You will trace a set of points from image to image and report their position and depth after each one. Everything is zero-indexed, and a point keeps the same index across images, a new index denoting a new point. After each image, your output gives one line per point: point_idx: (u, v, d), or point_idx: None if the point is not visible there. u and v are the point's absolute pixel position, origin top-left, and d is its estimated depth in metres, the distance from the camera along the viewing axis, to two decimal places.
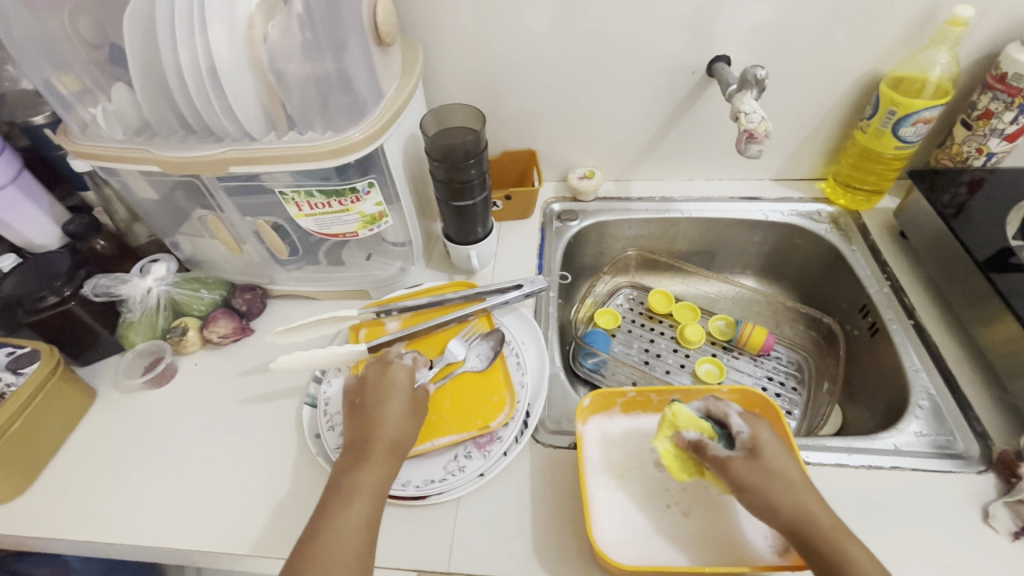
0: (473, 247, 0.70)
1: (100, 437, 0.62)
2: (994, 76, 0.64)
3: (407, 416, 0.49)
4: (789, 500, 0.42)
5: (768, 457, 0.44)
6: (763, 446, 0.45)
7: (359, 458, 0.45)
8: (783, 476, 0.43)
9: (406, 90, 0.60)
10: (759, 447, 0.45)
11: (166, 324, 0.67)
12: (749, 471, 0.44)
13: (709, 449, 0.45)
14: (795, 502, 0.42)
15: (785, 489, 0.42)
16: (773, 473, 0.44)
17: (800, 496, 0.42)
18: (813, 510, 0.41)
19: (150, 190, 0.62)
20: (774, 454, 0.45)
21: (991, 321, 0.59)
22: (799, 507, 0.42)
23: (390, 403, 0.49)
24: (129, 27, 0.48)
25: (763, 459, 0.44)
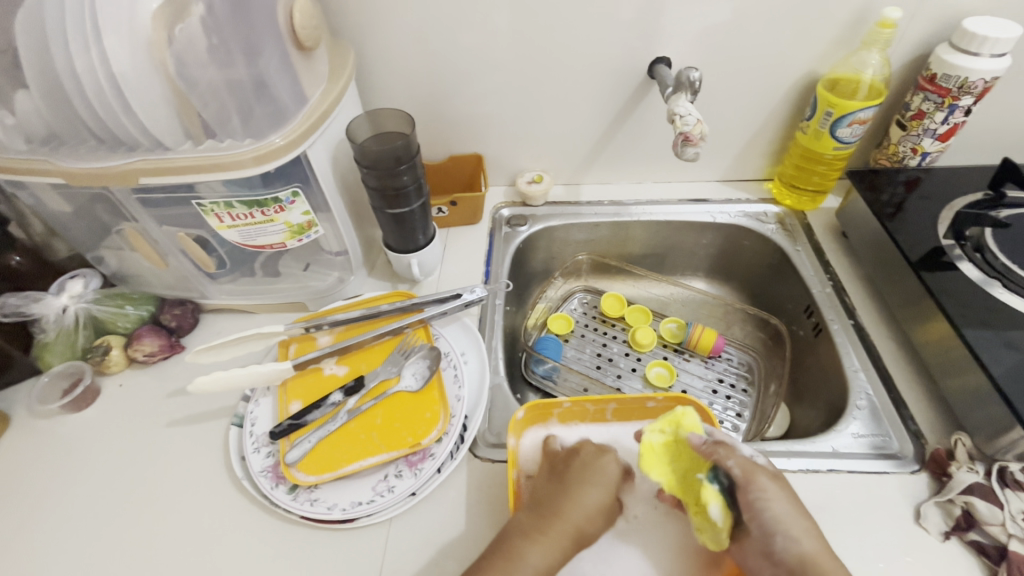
0: (414, 255, 0.68)
1: (13, 467, 0.58)
2: (924, 77, 0.65)
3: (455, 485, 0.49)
4: (787, 547, 0.40)
5: (762, 495, 0.42)
6: (758, 479, 0.42)
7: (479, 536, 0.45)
8: (779, 519, 0.41)
9: (333, 95, 0.58)
10: (756, 481, 0.42)
11: (86, 343, 0.63)
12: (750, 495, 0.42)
13: (727, 454, 0.44)
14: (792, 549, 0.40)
15: (786, 534, 0.40)
16: (769, 517, 0.41)
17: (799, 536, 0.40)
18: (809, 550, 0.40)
19: (63, 203, 0.58)
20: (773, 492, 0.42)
21: (925, 319, 0.59)
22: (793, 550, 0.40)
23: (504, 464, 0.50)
24: (20, 31, 0.45)
25: (759, 492, 0.42)
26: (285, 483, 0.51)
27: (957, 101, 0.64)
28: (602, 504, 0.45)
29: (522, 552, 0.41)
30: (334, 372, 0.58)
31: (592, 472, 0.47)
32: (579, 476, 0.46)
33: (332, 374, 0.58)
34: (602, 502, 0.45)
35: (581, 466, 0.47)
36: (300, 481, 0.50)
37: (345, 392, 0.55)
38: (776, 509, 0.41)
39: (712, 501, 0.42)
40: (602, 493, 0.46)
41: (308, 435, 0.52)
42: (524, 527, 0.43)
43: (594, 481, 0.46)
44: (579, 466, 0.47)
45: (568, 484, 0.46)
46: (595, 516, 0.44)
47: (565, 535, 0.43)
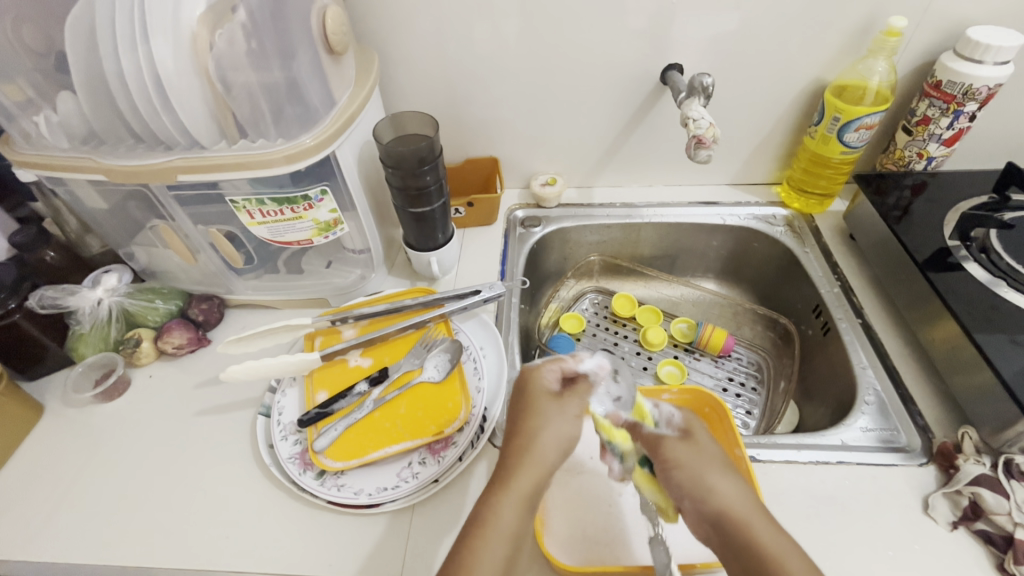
0: (433, 253, 0.70)
1: (48, 454, 0.60)
2: (930, 84, 0.67)
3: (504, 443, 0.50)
4: (700, 492, 0.41)
5: (669, 455, 0.44)
6: (666, 446, 0.45)
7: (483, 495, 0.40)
8: (690, 469, 0.43)
9: (360, 98, 0.61)
10: (666, 447, 0.45)
11: (118, 335, 0.66)
12: (681, 450, 0.44)
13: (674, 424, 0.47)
14: (700, 489, 0.42)
15: (695, 497, 0.41)
16: (680, 478, 0.43)
17: (707, 483, 0.42)
18: (714, 487, 0.41)
19: (100, 200, 0.61)
20: (684, 448, 0.44)
21: (932, 317, 0.61)
22: (709, 496, 0.41)
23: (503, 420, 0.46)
24: (70, 36, 0.48)
25: (669, 460, 0.44)
26: (312, 469, 0.53)
27: (962, 107, 0.66)
28: (551, 426, 0.44)
29: (490, 506, 0.39)
30: (358, 363, 0.61)
31: (532, 403, 0.45)
32: (522, 411, 0.45)
33: (356, 365, 0.60)
34: (548, 425, 0.44)
35: (520, 400, 0.46)
36: (328, 467, 0.52)
37: (371, 383, 0.57)
38: (693, 456, 0.44)
39: (645, 482, 0.47)
40: (547, 413, 0.44)
41: (334, 423, 0.54)
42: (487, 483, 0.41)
43: (534, 406, 0.45)
44: (520, 403, 0.46)
45: (513, 425, 0.45)
46: (547, 442, 0.43)
47: (526, 471, 0.41)
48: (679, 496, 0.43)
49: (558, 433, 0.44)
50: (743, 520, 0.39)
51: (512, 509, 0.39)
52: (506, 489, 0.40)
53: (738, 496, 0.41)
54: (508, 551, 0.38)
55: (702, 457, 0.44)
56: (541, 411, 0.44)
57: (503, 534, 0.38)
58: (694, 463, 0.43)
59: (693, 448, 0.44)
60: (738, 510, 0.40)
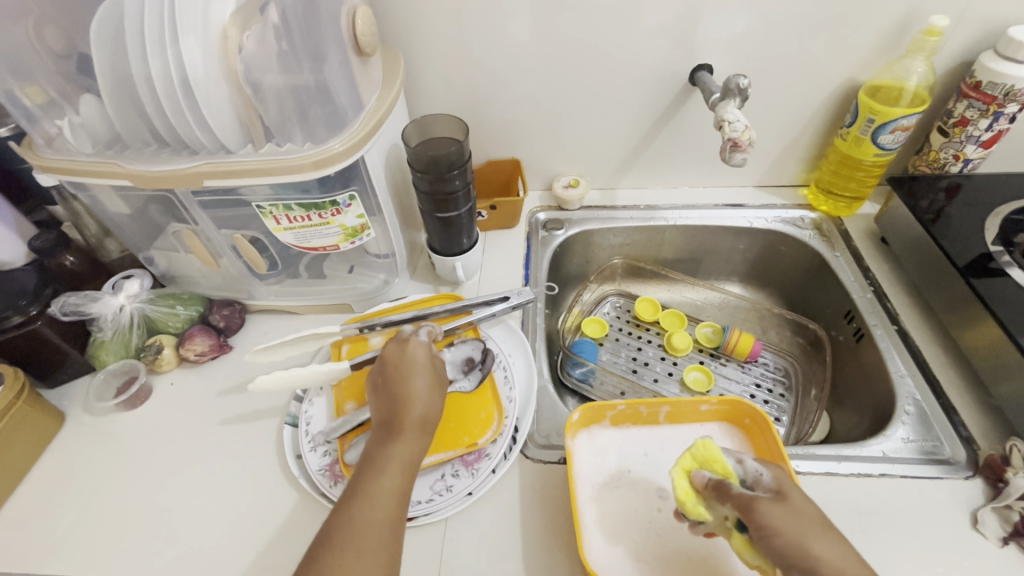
0: (458, 258, 0.69)
1: (70, 463, 0.59)
2: (969, 84, 0.65)
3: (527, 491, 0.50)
4: (807, 563, 0.36)
5: (768, 519, 0.38)
6: (762, 506, 0.39)
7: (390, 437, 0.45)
8: (793, 535, 0.37)
9: (387, 100, 0.59)
10: (758, 509, 0.39)
11: (140, 342, 0.65)
12: (777, 512, 0.39)
13: (759, 483, 0.43)
14: (806, 559, 0.36)
15: (805, 568, 0.36)
16: (783, 546, 0.37)
17: (812, 549, 0.36)
18: (822, 556, 0.36)
19: (122, 205, 0.60)
20: (784, 511, 0.39)
21: (973, 325, 0.59)
22: (816, 565, 0.36)
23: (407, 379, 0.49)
24: (96, 38, 0.46)
25: (766, 527, 0.38)
26: (342, 481, 0.52)
27: (1002, 108, 0.64)
28: (412, 392, 0.48)
29: (382, 455, 0.44)
30: None
31: (404, 366, 0.50)
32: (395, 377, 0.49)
33: None
34: (409, 387, 0.48)
35: (397, 363, 0.50)
36: None
37: None
38: (791, 519, 0.38)
39: (747, 550, 0.39)
40: (414, 381, 0.48)
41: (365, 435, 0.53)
42: (377, 439, 0.46)
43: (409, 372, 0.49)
44: (385, 370, 0.50)
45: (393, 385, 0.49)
46: (415, 400, 0.47)
47: (412, 425, 0.46)
48: (782, 567, 0.37)
49: (423, 393, 0.48)
50: None
51: (404, 456, 0.44)
52: (397, 440, 0.45)
53: (844, 563, 0.36)
54: (397, 490, 0.43)
55: (804, 520, 0.39)
56: (432, 377, 0.50)
57: (391, 477, 0.43)
58: (797, 527, 0.38)
59: (791, 509, 0.39)
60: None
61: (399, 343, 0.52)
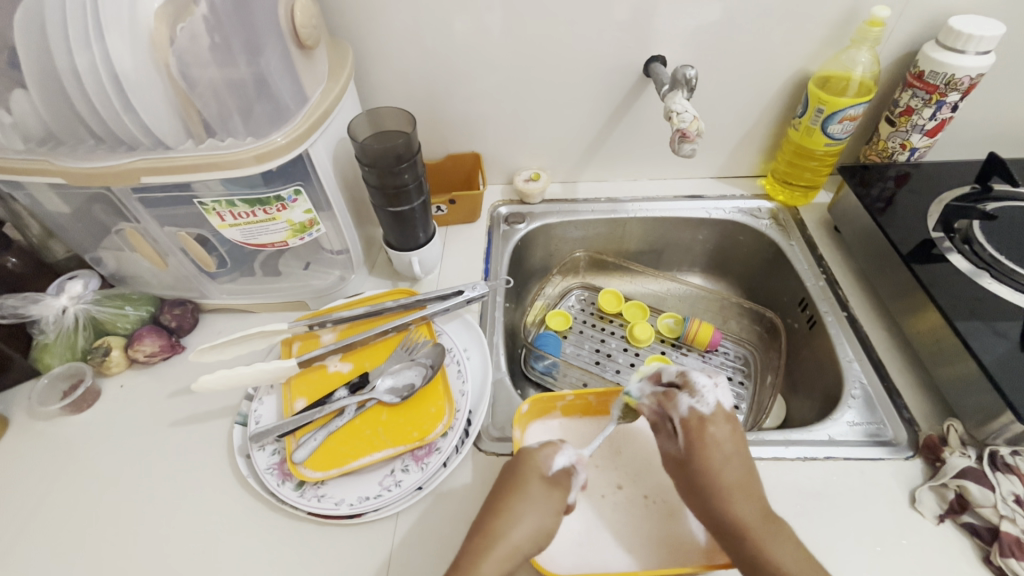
0: (414, 253, 0.69)
1: (12, 470, 0.58)
2: (912, 74, 0.67)
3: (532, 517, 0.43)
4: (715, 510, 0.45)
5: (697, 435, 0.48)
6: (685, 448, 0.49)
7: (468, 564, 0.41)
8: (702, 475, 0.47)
9: (333, 94, 0.58)
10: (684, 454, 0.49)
11: (86, 344, 0.63)
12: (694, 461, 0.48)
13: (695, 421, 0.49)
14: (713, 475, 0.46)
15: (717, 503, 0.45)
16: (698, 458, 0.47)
17: (727, 496, 0.45)
18: (731, 502, 0.45)
19: (62, 203, 0.58)
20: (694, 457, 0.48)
21: (916, 310, 0.61)
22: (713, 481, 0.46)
23: (520, 486, 0.45)
24: (18, 31, 0.45)
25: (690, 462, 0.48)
26: (291, 480, 0.51)
27: (944, 97, 0.66)
28: (512, 506, 0.43)
29: None
30: (338, 369, 0.59)
31: (520, 493, 0.44)
32: (505, 487, 0.45)
33: (336, 371, 0.59)
34: (506, 512, 0.43)
35: (510, 480, 0.45)
36: (308, 477, 0.50)
37: (350, 389, 0.56)
38: (722, 461, 0.47)
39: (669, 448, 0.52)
40: (523, 501, 0.43)
41: (313, 433, 0.52)
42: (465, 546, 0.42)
43: (520, 487, 0.44)
44: (503, 479, 0.46)
45: (493, 502, 0.45)
46: (500, 534, 0.42)
47: (485, 552, 0.41)
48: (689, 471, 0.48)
49: (527, 521, 0.43)
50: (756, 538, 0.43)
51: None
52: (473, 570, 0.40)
53: (737, 494, 0.45)
54: None
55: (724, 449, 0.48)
56: (546, 498, 0.44)
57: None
58: (722, 460, 0.47)
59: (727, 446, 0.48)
60: (732, 503, 0.45)
61: (522, 455, 0.47)
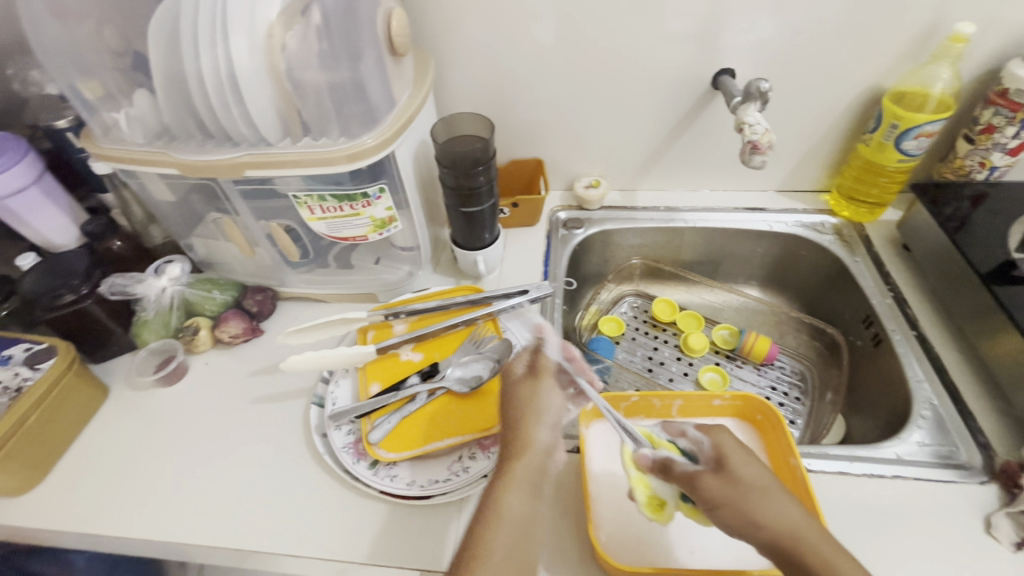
0: (480, 252, 0.71)
1: (109, 434, 0.63)
2: (995, 92, 0.65)
3: (542, 397, 0.53)
4: (750, 529, 0.39)
5: (707, 494, 0.41)
6: (704, 480, 0.41)
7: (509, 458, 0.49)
8: (736, 505, 0.40)
9: (417, 100, 0.62)
10: (702, 485, 0.41)
11: (178, 323, 0.69)
12: (718, 485, 0.41)
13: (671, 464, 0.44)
14: (746, 527, 0.39)
15: (747, 527, 0.39)
16: (727, 517, 0.40)
17: (751, 514, 0.39)
18: (762, 520, 0.39)
19: (167, 193, 0.63)
20: (723, 482, 0.41)
21: (993, 332, 0.59)
22: (759, 532, 0.39)
23: (529, 389, 0.54)
24: (152, 36, 0.50)
25: (706, 495, 0.41)
26: (365, 459, 0.55)
27: None
28: (521, 393, 0.54)
29: (501, 479, 0.47)
30: (409, 358, 0.62)
31: (522, 392, 0.53)
32: (518, 401, 0.53)
33: (408, 359, 0.62)
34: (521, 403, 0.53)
35: (514, 395, 0.53)
36: (381, 456, 0.53)
37: (422, 377, 0.59)
38: (737, 493, 0.40)
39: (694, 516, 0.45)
40: (537, 396, 0.53)
41: (387, 416, 0.55)
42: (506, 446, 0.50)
43: (532, 392, 0.53)
44: (510, 397, 0.54)
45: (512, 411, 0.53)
46: (525, 420, 0.51)
47: (522, 450, 0.49)
48: (735, 534, 0.40)
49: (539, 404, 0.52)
50: (801, 547, 0.38)
51: (529, 469, 0.47)
52: (510, 467, 0.48)
53: (787, 516, 0.39)
54: (516, 532, 0.44)
55: (741, 485, 0.41)
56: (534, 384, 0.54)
57: (518, 488, 0.46)
58: (737, 499, 0.40)
59: (732, 477, 0.41)
60: (795, 535, 0.38)
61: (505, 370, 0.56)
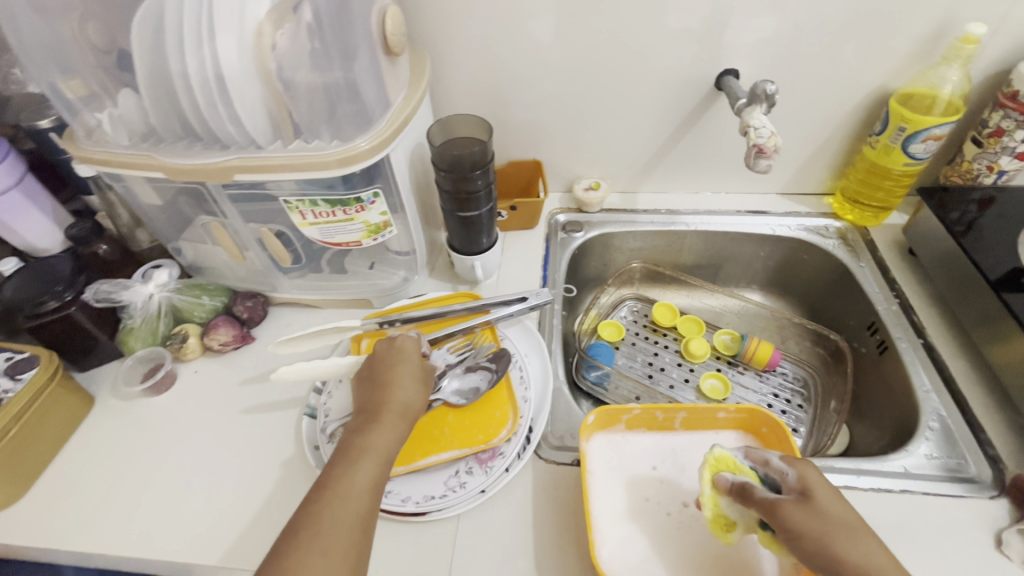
0: (477, 257, 0.70)
1: (94, 446, 0.61)
2: (1005, 94, 0.64)
3: (417, 372, 0.52)
4: (830, 563, 0.38)
5: (790, 524, 0.40)
6: (786, 509, 0.41)
7: (370, 421, 0.47)
8: (818, 535, 0.39)
9: (413, 100, 0.60)
10: (781, 513, 0.41)
11: (166, 330, 0.67)
12: (801, 514, 0.40)
13: (751, 491, 0.43)
14: (829, 563, 0.38)
15: (828, 562, 0.38)
16: (809, 550, 0.39)
17: (833, 546, 0.38)
18: (845, 555, 0.38)
19: (154, 196, 0.61)
20: (806, 512, 0.40)
21: (1003, 341, 0.58)
22: (842, 569, 0.37)
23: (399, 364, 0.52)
24: (136, 34, 0.48)
25: (786, 524, 0.40)
26: None
27: None
28: (403, 367, 0.52)
29: (364, 442, 0.45)
30: None
31: (395, 360, 0.53)
32: (381, 373, 0.51)
33: None
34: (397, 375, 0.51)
35: (378, 364, 0.53)
36: None
37: None
38: (820, 525, 0.39)
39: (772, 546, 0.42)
40: (395, 368, 0.52)
41: None
42: (356, 428, 0.47)
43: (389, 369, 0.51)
44: (376, 370, 0.52)
45: (377, 381, 0.51)
46: (404, 387, 0.50)
47: (392, 413, 0.48)
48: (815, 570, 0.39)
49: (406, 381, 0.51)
50: None
51: (381, 444, 0.45)
52: (372, 428, 0.46)
53: (871, 556, 0.38)
54: (366, 500, 0.42)
55: (824, 518, 0.40)
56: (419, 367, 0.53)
57: (365, 467, 0.43)
58: (821, 530, 0.39)
59: (817, 510, 0.41)
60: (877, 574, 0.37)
61: (393, 343, 0.55)
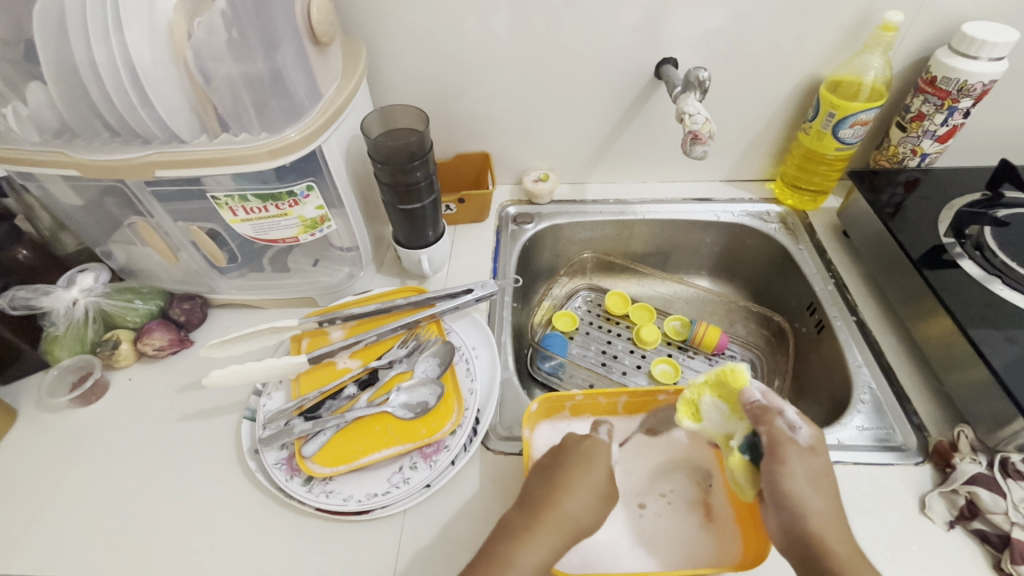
0: (423, 251, 0.69)
1: (18, 463, 0.58)
2: (925, 80, 0.67)
3: (593, 480, 0.45)
4: (798, 508, 0.41)
5: (788, 462, 0.42)
6: (787, 451, 0.43)
7: (526, 527, 0.42)
8: (802, 481, 0.42)
9: (346, 91, 0.59)
10: (783, 453, 0.43)
11: (96, 337, 0.64)
12: (799, 460, 0.43)
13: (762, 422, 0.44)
14: (798, 505, 0.42)
15: (794, 510, 0.42)
16: (785, 488, 0.42)
17: (807, 497, 0.42)
18: (811, 508, 0.42)
19: (74, 196, 0.58)
20: (803, 461, 0.43)
21: (926, 315, 0.60)
22: (805, 514, 0.41)
23: (571, 464, 0.46)
24: (37, 24, 0.45)
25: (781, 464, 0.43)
26: (300, 474, 0.52)
27: (956, 103, 0.66)
28: (597, 464, 0.46)
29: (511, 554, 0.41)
30: (346, 365, 0.60)
31: (596, 456, 0.46)
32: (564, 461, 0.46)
33: (345, 367, 0.59)
34: (567, 489, 0.44)
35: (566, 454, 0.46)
36: (317, 473, 0.50)
37: (360, 386, 0.57)
38: (806, 475, 0.43)
39: (738, 468, 0.45)
40: (585, 468, 0.45)
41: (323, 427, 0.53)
42: (512, 523, 0.43)
43: (575, 470, 0.45)
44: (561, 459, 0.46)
45: (554, 472, 0.45)
46: (576, 498, 0.44)
47: (551, 523, 0.42)
48: (774, 502, 0.42)
49: (582, 504, 0.44)
50: (830, 543, 0.41)
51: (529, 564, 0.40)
52: (530, 531, 0.42)
53: (829, 516, 0.42)
54: None
55: (810, 472, 0.43)
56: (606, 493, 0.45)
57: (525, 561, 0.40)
58: (805, 480, 0.42)
59: (813, 463, 0.43)
60: (827, 533, 0.41)
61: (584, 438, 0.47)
